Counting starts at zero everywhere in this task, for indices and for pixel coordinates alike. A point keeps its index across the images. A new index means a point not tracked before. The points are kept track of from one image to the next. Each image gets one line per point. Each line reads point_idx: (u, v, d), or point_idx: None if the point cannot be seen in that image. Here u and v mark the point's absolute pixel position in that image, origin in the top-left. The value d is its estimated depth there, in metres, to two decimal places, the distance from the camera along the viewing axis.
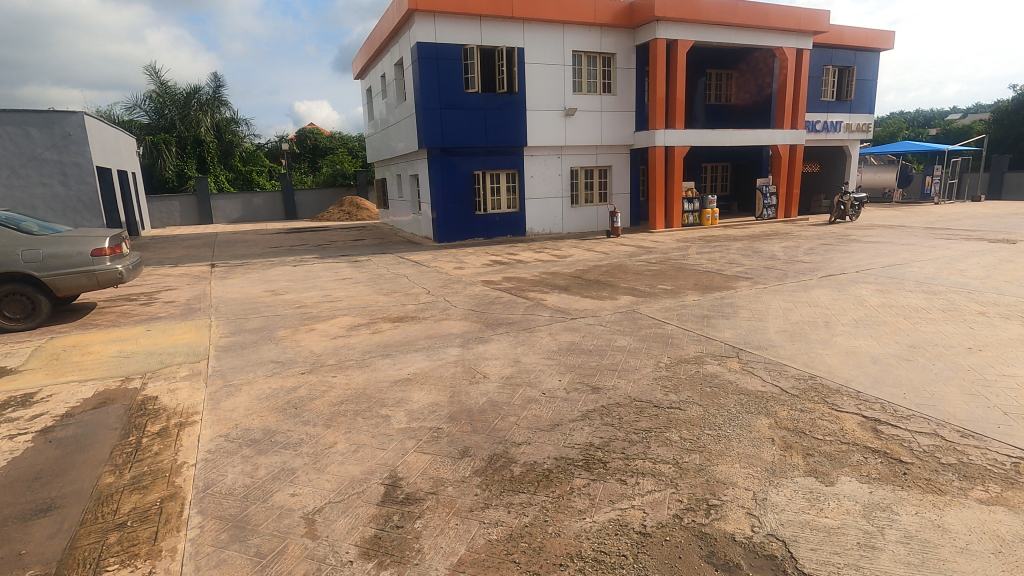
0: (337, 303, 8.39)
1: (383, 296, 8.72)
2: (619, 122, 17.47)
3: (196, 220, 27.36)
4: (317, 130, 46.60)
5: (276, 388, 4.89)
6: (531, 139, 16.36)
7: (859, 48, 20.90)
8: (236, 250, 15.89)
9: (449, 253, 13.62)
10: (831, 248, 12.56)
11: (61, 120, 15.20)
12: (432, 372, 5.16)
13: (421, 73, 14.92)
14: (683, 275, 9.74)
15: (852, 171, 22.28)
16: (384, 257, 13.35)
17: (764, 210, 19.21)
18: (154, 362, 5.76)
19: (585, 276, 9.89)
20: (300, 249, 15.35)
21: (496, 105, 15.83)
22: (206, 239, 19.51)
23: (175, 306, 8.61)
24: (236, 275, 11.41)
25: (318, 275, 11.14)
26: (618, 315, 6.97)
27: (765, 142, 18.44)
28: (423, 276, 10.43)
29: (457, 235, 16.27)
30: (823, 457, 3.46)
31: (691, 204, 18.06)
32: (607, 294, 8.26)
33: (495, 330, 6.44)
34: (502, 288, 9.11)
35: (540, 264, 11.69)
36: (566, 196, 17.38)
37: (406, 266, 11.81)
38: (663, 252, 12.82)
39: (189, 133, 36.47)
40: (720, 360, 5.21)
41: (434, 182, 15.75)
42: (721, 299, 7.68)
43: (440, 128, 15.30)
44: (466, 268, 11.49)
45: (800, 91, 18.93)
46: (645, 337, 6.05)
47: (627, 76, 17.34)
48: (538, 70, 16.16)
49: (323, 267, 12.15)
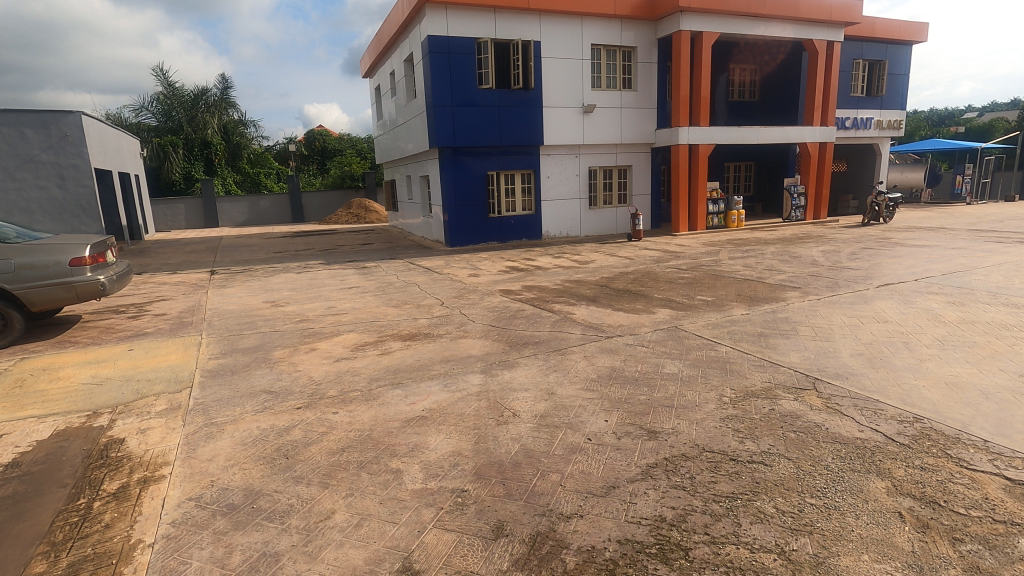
0: (343, 317, 7.59)
1: (393, 309, 7.92)
2: (639, 119, 16.61)
3: (202, 223, 26.80)
4: (326, 133, 46.16)
5: (266, 430, 4.07)
6: (547, 137, 15.54)
7: (891, 41, 19.90)
8: (239, 255, 15.21)
9: (462, 259, 12.80)
10: (876, 252, 11.63)
11: (58, 120, 14.55)
12: (451, 409, 4.33)
13: (433, 69, 14.15)
14: (721, 283, 8.86)
15: (883, 170, 21.26)
16: (394, 262, 12.55)
17: (792, 211, 18.26)
18: (129, 392, 4.97)
19: (613, 285, 9.06)
20: (306, 255, 14.62)
21: (510, 101, 15.02)
22: (209, 243, 18.85)
23: (166, 319, 7.86)
24: (236, 283, 10.68)
25: (323, 283, 10.38)
26: (660, 332, 6.12)
27: (794, 140, 17.54)
28: (436, 285, 9.63)
29: (471, 239, 15.47)
30: (979, 545, 2.59)
31: (716, 205, 17.14)
32: (642, 307, 7.40)
33: (521, 352, 5.61)
34: (523, 299, 8.29)
35: (561, 270, 10.86)
36: (584, 198, 16.53)
37: (417, 274, 11.02)
38: (692, 257, 11.95)
39: (196, 135, 36.02)
40: (795, 394, 4.34)
41: (445, 183, 14.97)
42: (772, 313, 6.81)
43: (452, 126, 14.52)
44: (482, 275, 10.69)
45: (830, 86, 17.96)
46: (698, 361, 5.19)
47: (648, 72, 16.47)
48: (554, 65, 15.34)
49: (328, 274, 11.38)
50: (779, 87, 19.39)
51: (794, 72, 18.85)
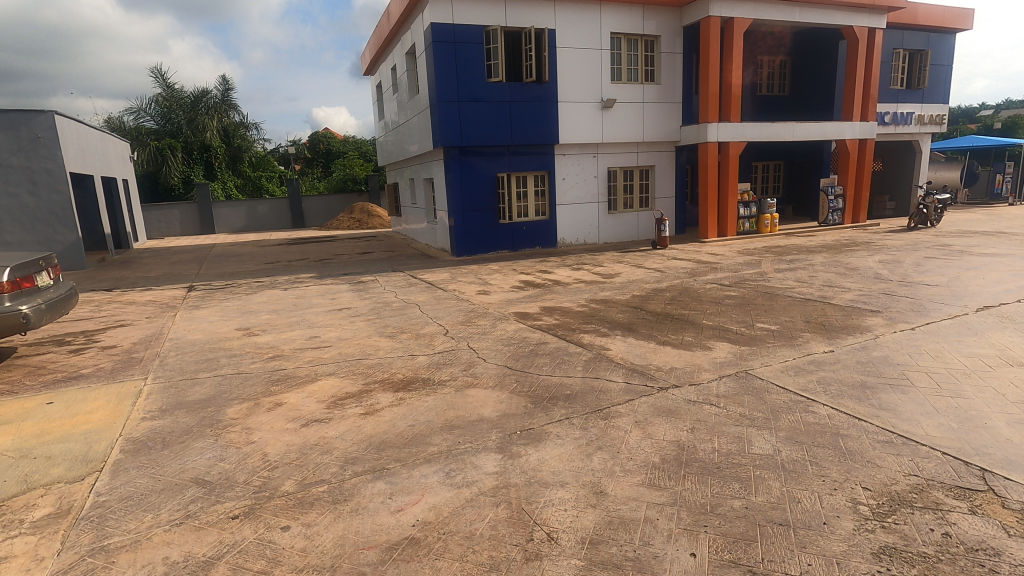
0: (326, 352, 6.20)
1: (387, 341, 6.52)
2: (662, 115, 15.18)
3: (197, 230, 25.61)
4: (330, 135, 45.08)
5: (176, 566, 2.68)
6: (563, 135, 14.15)
7: (934, 29, 18.39)
8: (226, 267, 13.92)
9: (470, 272, 11.43)
10: (945, 263, 10.15)
11: (28, 120, 13.29)
12: (455, 524, 2.92)
13: (437, 60, 12.81)
14: (780, 306, 7.39)
15: (922, 170, 19.71)
16: (393, 276, 11.19)
17: (830, 214, 16.74)
18: (13, 480, 3.60)
19: (648, 307, 7.66)
20: (298, 266, 13.31)
21: (522, 96, 13.64)
22: (199, 252, 17.59)
23: (114, 353, 6.52)
24: (213, 302, 9.37)
25: (311, 303, 9.05)
26: (728, 380, 4.69)
27: (832, 137, 16.07)
28: (441, 307, 8.24)
29: (479, 247, 14.09)
30: None
31: (747, 208, 15.67)
32: (694, 341, 5.96)
33: (549, 414, 4.20)
34: (544, 327, 6.90)
35: (583, 287, 9.43)
36: (603, 201, 15.12)
37: (419, 291, 9.64)
38: (731, 269, 10.50)
39: (195, 138, 34.91)
40: (970, 503, 2.89)
41: (451, 187, 13.61)
42: (864, 350, 5.35)
43: (458, 123, 13.16)
44: (493, 292, 9.34)
45: (871, 77, 16.43)
46: (794, 432, 3.75)
47: (672, 63, 15.04)
48: (570, 55, 13.95)
49: (319, 291, 10.03)
50: (812, 79, 17.88)
51: (829, 62, 17.33)
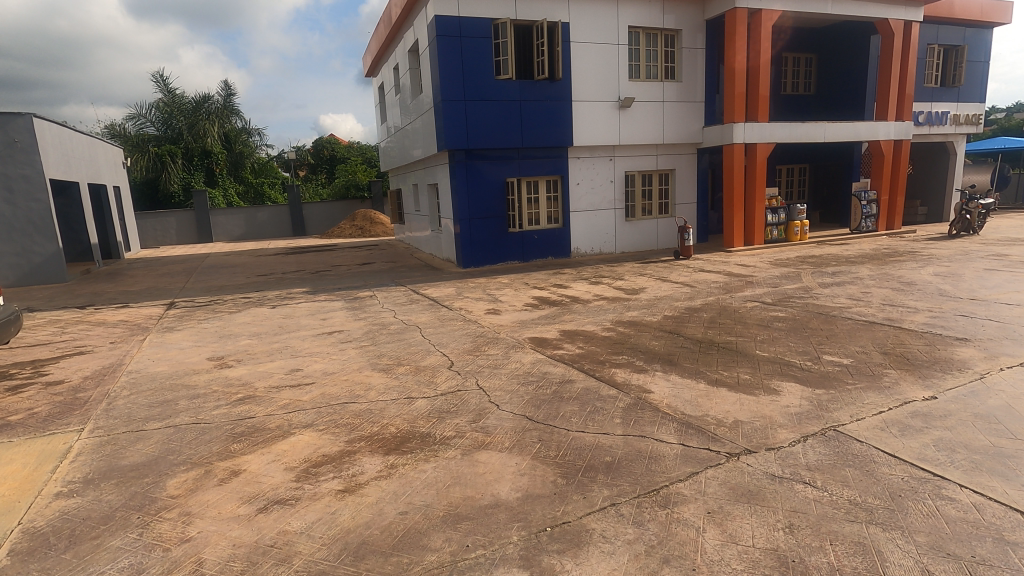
0: (306, 392, 5.16)
1: (381, 377, 5.47)
2: (684, 115, 14.15)
3: (195, 238, 24.72)
4: (335, 140, 44.28)
5: None
6: (577, 137, 13.14)
7: (972, 24, 17.34)
8: (214, 279, 12.93)
9: (477, 286, 10.41)
10: (1012, 277, 9.03)
11: (5, 124, 12.41)
12: None
13: (441, 55, 11.81)
14: (843, 331, 6.29)
15: (957, 173, 18.55)
16: (393, 292, 10.19)
17: (863, 221, 15.58)
18: None
19: (686, 332, 6.60)
20: (291, 279, 12.31)
21: (534, 94, 12.64)
22: (190, 263, 16.65)
23: (58, 391, 5.50)
24: (190, 323, 8.36)
25: (299, 324, 8.04)
26: (819, 445, 3.61)
27: (866, 138, 14.96)
28: (445, 332, 7.19)
29: (487, 258, 13.06)
30: None
31: (775, 215, 14.52)
32: (753, 380, 4.87)
33: (589, 498, 3.13)
34: (566, 357, 5.83)
35: (605, 305, 8.36)
36: (620, 207, 14.08)
37: (421, 310, 8.60)
38: (769, 284, 9.41)
39: (196, 144, 34.05)
40: None
41: (457, 193, 12.61)
42: (978, 398, 4.23)
43: (464, 124, 12.16)
44: (504, 310, 8.30)
45: (907, 74, 15.33)
46: (939, 537, 2.66)
47: (694, 59, 14.02)
48: (585, 51, 12.95)
49: (310, 310, 9.01)
50: (840, 77, 16.79)
51: (859, 59, 16.25)
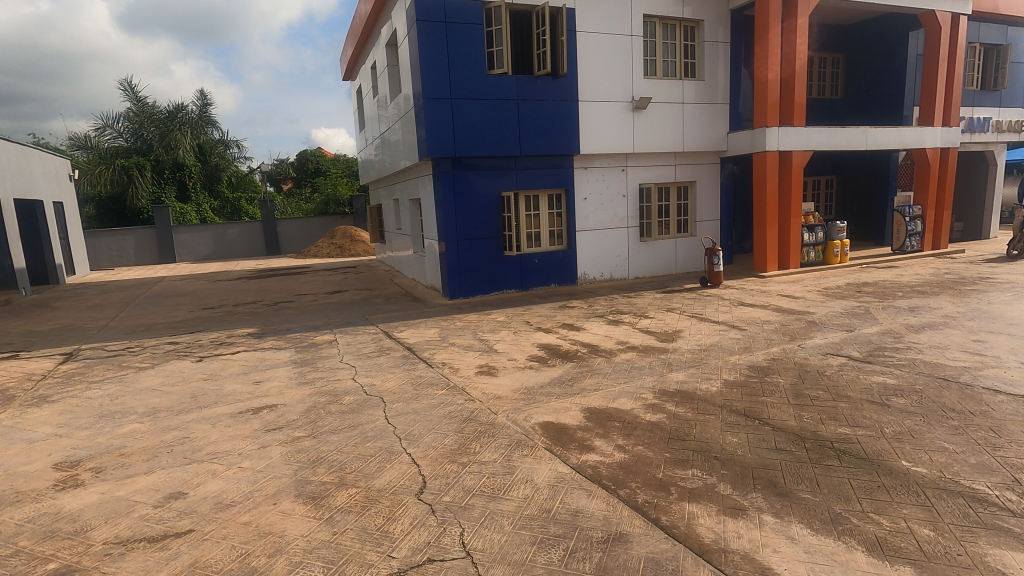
0: (168, 560, 3.00)
1: (303, 521, 3.31)
2: (706, 119, 12.23)
3: (155, 258, 22.40)
4: (320, 153, 42.21)
5: None
6: (584, 143, 11.17)
7: (1015, 21, 15.74)
8: (149, 314, 10.67)
9: (466, 327, 8.30)
10: None
11: None
12: None
13: (422, 44, 9.81)
14: (1010, 418, 4.21)
15: (996, 186, 16.80)
16: (360, 336, 8.04)
17: (908, 240, 13.66)
18: None
19: (772, 417, 4.48)
20: (240, 316, 10.11)
21: (534, 93, 10.66)
22: (135, 290, 14.38)
23: None
24: (74, 390, 6.14)
25: (220, 392, 5.84)
26: None
27: (911, 145, 13.13)
28: (420, 411, 5.03)
29: (478, 286, 10.97)
30: None
31: (812, 233, 12.54)
32: (947, 544, 2.78)
33: None
34: (603, 474, 3.70)
35: (637, 361, 6.23)
36: (634, 225, 12.08)
37: (390, 368, 6.44)
38: (840, 326, 7.37)
39: (167, 156, 31.68)
40: None
41: (443, 210, 10.53)
42: None
43: (451, 127, 10.13)
44: (503, 368, 6.17)
45: (954, 75, 13.53)
46: None
47: (717, 54, 12.11)
48: (593, 43, 11.01)
49: (245, 366, 6.82)
50: (873, 78, 15.01)
51: (896, 57, 14.46)
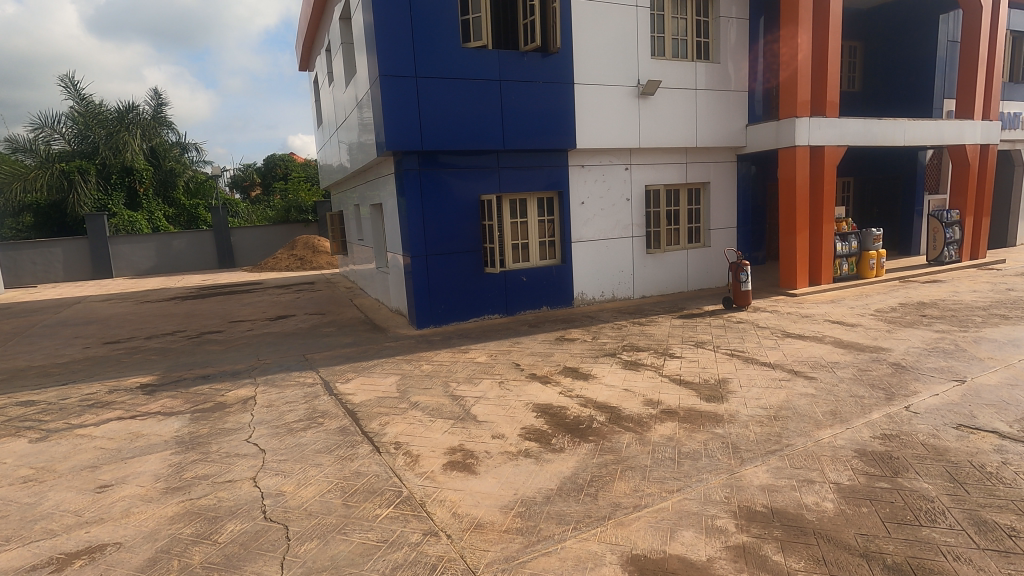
0: None
1: None
2: (721, 108, 10.36)
3: (88, 273, 19.72)
4: (289, 157, 39.68)
5: None
6: (580, 136, 9.19)
7: None
8: (27, 354, 8.27)
9: (436, 374, 6.18)
10: None
11: None
12: None
13: (377, 7, 7.67)
14: None
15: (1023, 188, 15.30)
16: (288, 391, 5.85)
17: (945, 249, 11.95)
18: None
19: None
20: (143, 356, 7.79)
21: (521, 73, 8.65)
22: (38, 316, 11.87)
23: None
24: None
25: (30, 512, 3.62)
26: None
27: (950, 142, 11.47)
28: (342, 567, 2.89)
29: (452, 311, 8.88)
30: None
31: (845, 242, 10.71)
32: None
33: None
34: None
35: (685, 441, 4.18)
36: (639, 235, 10.13)
37: (314, 456, 4.27)
38: (943, 371, 5.44)
39: (114, 159, 28.85)
40: None
41: (408, 217, 8.42)
42: None
43: (417, 114, 8.05)
44: (486, 457, 4.07)
45: (994, 61, 11.89)
46: None
47: (734, 33, 10.26)
48: (592, 14, 9.06)
49: (104, 449, 4.60)
50: (897, 68, 13.37)
51: (924, 44, 12.83)
